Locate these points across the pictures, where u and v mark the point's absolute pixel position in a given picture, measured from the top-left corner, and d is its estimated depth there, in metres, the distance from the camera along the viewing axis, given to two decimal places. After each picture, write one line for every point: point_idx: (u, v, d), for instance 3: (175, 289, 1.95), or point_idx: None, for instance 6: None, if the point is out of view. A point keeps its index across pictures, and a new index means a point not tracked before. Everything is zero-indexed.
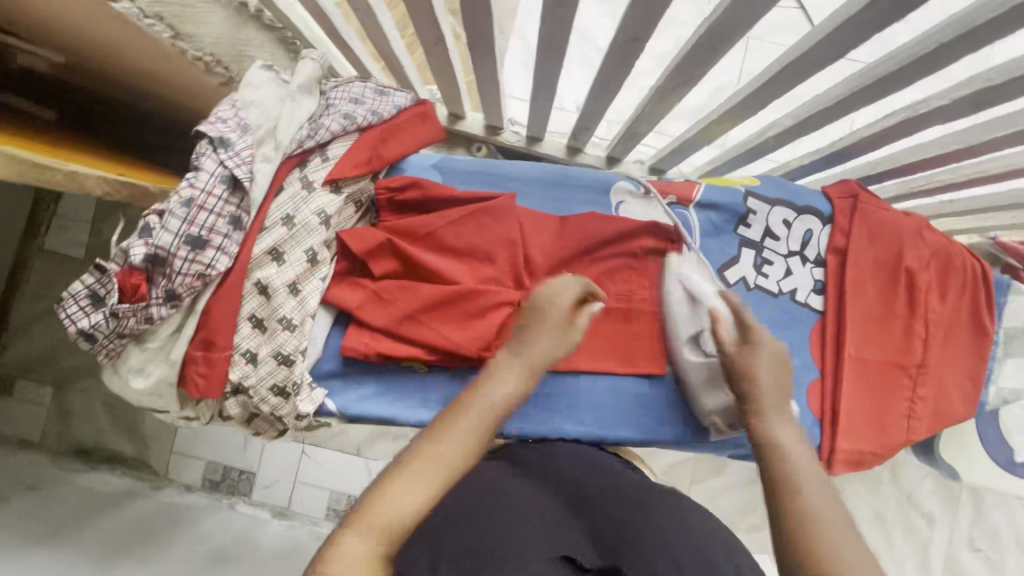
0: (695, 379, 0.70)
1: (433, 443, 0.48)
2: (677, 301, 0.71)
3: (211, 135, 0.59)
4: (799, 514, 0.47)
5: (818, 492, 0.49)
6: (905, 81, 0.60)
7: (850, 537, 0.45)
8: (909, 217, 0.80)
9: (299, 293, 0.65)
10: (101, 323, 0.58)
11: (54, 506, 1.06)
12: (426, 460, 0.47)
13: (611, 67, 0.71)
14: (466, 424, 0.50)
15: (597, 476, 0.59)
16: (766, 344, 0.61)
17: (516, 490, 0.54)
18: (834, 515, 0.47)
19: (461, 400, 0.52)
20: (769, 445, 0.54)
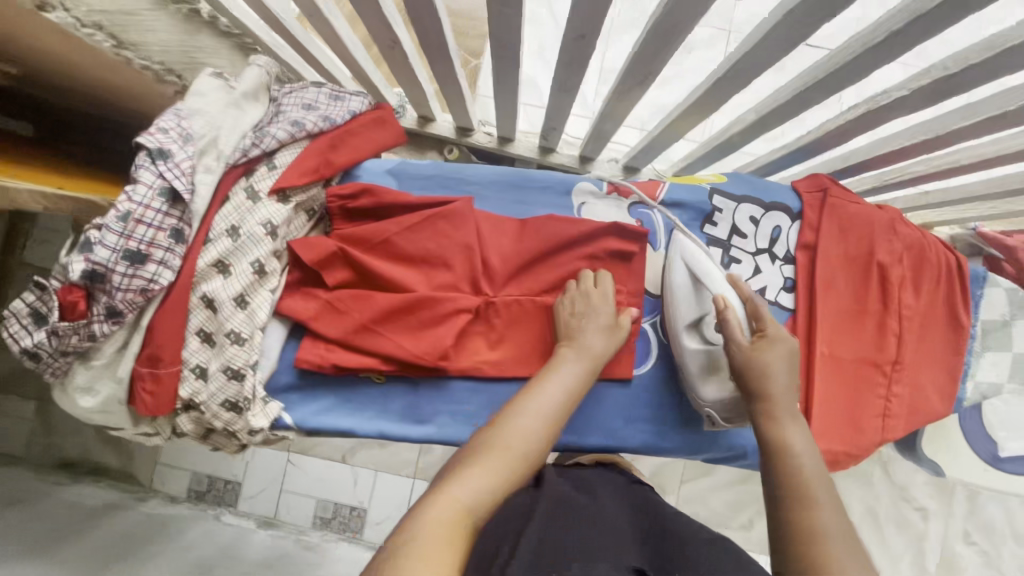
0: (693, 368, 0.69)
1: (504, 432, 0.53)
2: (679, 284, 0.69)
3: (149, 147, 0.57)
4: (803, 524, 0.49)
5: (827, 506, 0.50)
6: (861, 72, 0.58)
7: (854, 553, 0.46)
8: (881, 211, 0.78)
9: (247, 306, 0.63)
10: (43, 342, 0.57)
11: (34, 519, 1.05)
12: (498, 447, 0.51)
13: (566, 66, 0.70)
14: (532, 416, 0.55)
15: (629, 511, 0.57)
16: (778, 343, 0.62)
17: (570, 501, 0.54)
18: (838, 528, 0.49)
19: (524, 395, 0.58)
20: (778, 448, 0.57)
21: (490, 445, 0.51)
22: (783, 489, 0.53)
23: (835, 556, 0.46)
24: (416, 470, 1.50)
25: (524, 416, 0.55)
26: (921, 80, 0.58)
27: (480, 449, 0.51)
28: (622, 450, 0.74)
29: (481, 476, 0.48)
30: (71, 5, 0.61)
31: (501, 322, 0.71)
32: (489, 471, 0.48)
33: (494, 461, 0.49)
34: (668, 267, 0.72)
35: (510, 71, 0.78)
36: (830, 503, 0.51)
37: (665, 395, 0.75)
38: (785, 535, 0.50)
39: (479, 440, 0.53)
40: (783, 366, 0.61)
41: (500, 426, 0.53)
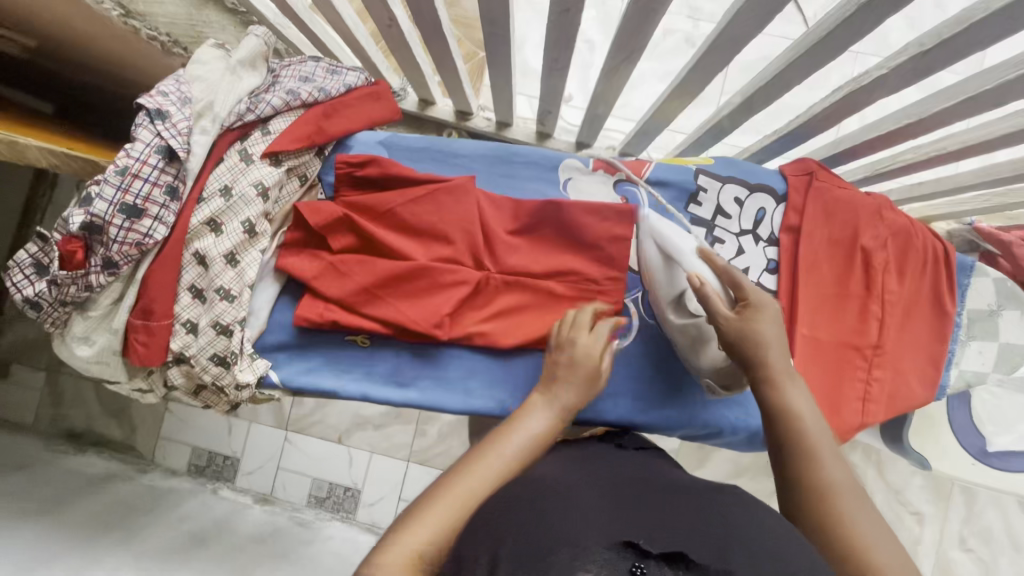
0: (685, 341, 0.69)
1: (467, 483, 0.48)
2: (653, 263, 0.68)
3: (148, 107, 0.60)
4: (814, 480, 0.55)
5: (831, 460, 0.56)
6: (840, 50, 0.59)
7: (862, 504, 0.53)
8: (868, 197, 0.78)
9: (237, 264, 0.65)
10: (44, 291, 0.60)
11: (35, 484, 1.08)
12: (457, 500, 0.47)
13: (554, 42, 0.71)
14: (500, 466, 0.50)
15: (636, 473, 0.55)
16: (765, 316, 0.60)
17: (558, 479, 0.49)
18: (846, 486, 0.54)
19: (494, 439, 0.53)
20: (781, 408, 0.59)
21: (448, 496, 0.47)
22: (789, 449, 0.58)
23: (844, 514, 0.52)
24: (411, 453, 1.51)
25: (491, 465, 0.50)
26: (899, 59, 0.59)
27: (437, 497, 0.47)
28: (599, 424, 0.75)
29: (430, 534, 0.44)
30: None
31: (489, 291, 0.72)
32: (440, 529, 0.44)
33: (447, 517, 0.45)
34: (643, 241, 0.69)
35: (503, 49, 0.79)
36: (833, 454, 0.56)
37: (644, 371, 0.76)
38: (799, 490, 0.55)
39: (438, 486, 0.48)
40: (772, 334, 0.60)
41: (463, 473, 0.49)
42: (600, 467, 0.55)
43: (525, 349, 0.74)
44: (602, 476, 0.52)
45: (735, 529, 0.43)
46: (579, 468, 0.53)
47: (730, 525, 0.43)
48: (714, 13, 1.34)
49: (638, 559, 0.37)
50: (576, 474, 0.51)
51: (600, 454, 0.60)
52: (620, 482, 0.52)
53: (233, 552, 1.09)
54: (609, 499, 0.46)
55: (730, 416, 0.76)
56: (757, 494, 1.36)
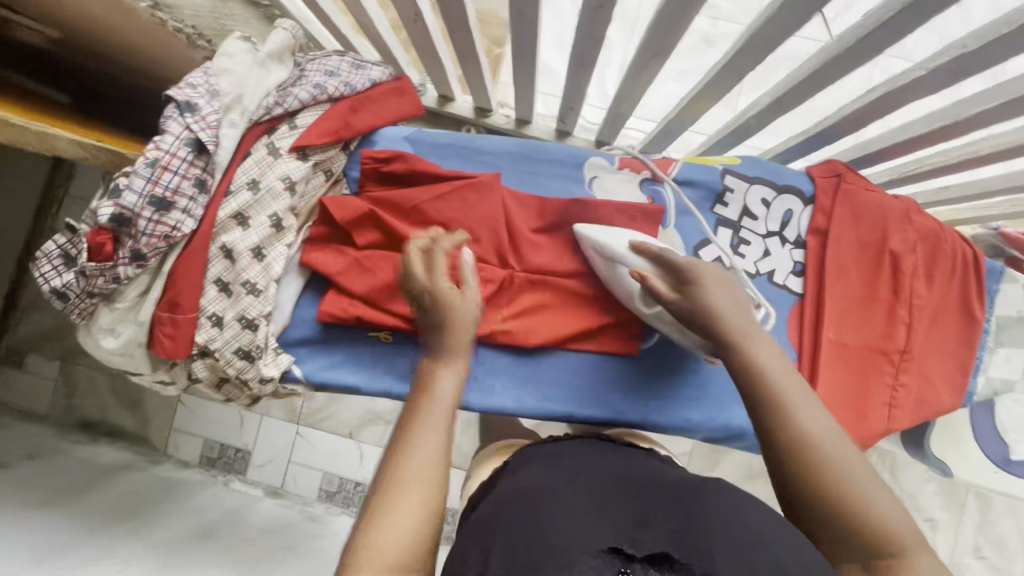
0: (665, 330, 0.64)
1: (404, 484, 0.42)
2: (604, 269, 0.68)
3: (178, 99, 0.60)
4: (797, 438, 0.48)
5: (806, 407, 0.49)
6: (878, 50, 0.58)
7: (851, 450, 0.47)
8: (896, 200, 0.77)
9: (264, 258, 0.65)
10: (72, 282, 0.60)
11: (50, 474, 1.09)
12: (404, 506, 0.41)
13: (583, 39, 0.70)
14: (431, 448, 0.44)
15: (627, 464, 0.57)
16: (711, 281, 0.55)
17: (546, 485, 0.51)
18: (825, 429, 0.48)
19: (410, 419, 0.46)
20: (751, 371, 0.51)
21: (392, 510, 0.41)
22: (760, 404, 0.50)
23: (840, 468, 0.46)
24: None
25: (419, 453, 0.44)
26: (939, 60, 0.58)
27: (377, 515, 0.41)
28: (621, 425, 0.74)
29: (397, 554, 0.39)
30: None
31: (514, 289, 0.72)
32: (406, 545, 0.40)
33: (405, 529, 0.40)
34: (592, 252, 0.69)
35: (529, 45, 0.79)
36: (806, 400, 0.50)
37: (668, 372, 0.75)
38: (779, 448, 0.48)
39: (375, 498, 0.42)
40: (724, 300, 0.54)
41: (394, 474, 0.43)
42: (590, 463, 0.57)
43: (548, 349, 0.74)
44: (591, 474, 0.54)
45: (728, 521, 0.43)
46: (565, 471, 0.55)
47: (722, 514, 0.44)
48: (736, 12, 1.33)
49: (625, 563, 0.40)
50: (562, 477, 0.53)
51: (590, 451, 0.62)
52: (610, 480, 0.54)
53: (244, 546, 1.09)
54: (598, 499, 0.49)
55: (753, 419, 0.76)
56: (768, 496, 1.35)
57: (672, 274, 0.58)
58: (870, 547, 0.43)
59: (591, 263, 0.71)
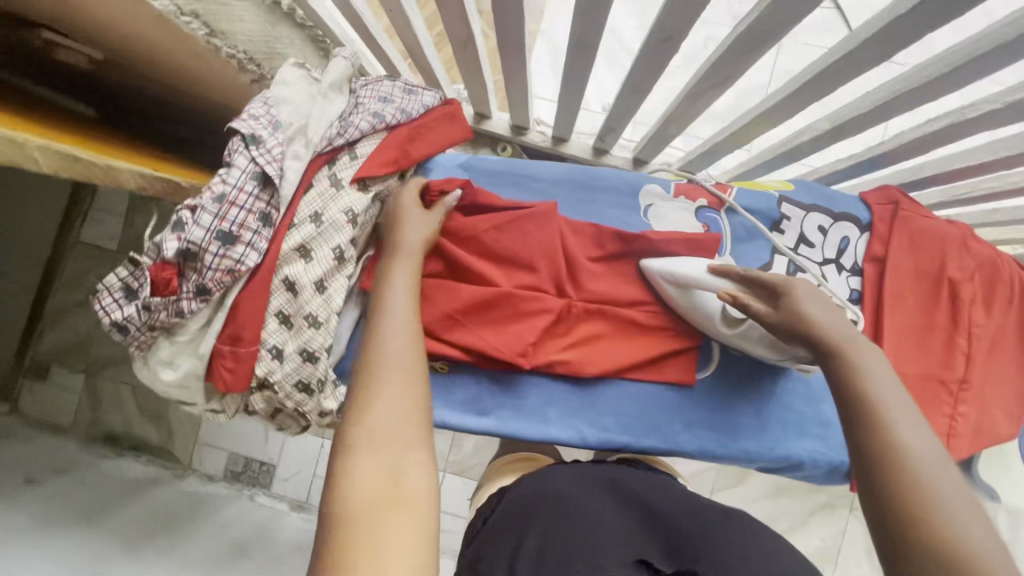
0: (753, 346, 0.65)
1: (388, 368, 0.48)
2: (681, 297, 0.68)
3: (243, 132, 0.59)
4: (886, 444, 0.47)
5: (908, 427, 0.48)
6: (956, 85, 0.58)
7: (947, 473, 0.44)
8: (953, 226, 0.76)
9: (325, 291, 0.65)
10: (134, 315, 0.59)
11: (80, 491, 1.08)
12: (393, 384, 0.47)
13: (644, 67, 0.70)
14: (401, 336, 0.51)
15: (646, 484, 0.60)
16: (797, 291, 0.57)
17: (571, 493, 0.55)
18: (925, 448, 0.46)
19: (377, 318, 0.53)
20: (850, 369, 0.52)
21: (381, 388, 0.46)
22: (856, 416, 0.50)
23: (928, 480, 0.44)
24: (448, 464, 1.38)
25: (389, 339, 0.51)
26: (1016, 94, 0.60)
27: (367, 395, 0.46)
28: (675, 454, 0.73)
29: (396, 417, 0.44)
30: None
31: (572, 318, 0.71)
32: (403, 411, 0.45)
33: (399, 399, 0.46)
34: (666, 281, 0.69)
35: (582, 71, 0.78)
36: (909, 422, 0.48)
37: (723, 403, 0.74)
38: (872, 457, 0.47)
39: (360, 386, 0.46)
40: (820, 310, 0.56)
41: (374, 360, 0.49)
42: (607, 480, 0.59)
43: (603, 379, 0.73)
44: (615, 491, 0.57)
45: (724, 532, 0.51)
46: (595, 483, 0.58)
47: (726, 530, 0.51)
48: None
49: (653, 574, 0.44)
50: (591, 488, 0.56)
51: (608, 466, 0.64)
52: (630, 501, 0.56)
53: (276, 564, 1.08)
54: (623, 517, 0.52)
55: (810, 449, 0.75)
56: (798, 513, 1.34)
57: (763, 290, 0.61)
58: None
59: (665, 297, 0.71)
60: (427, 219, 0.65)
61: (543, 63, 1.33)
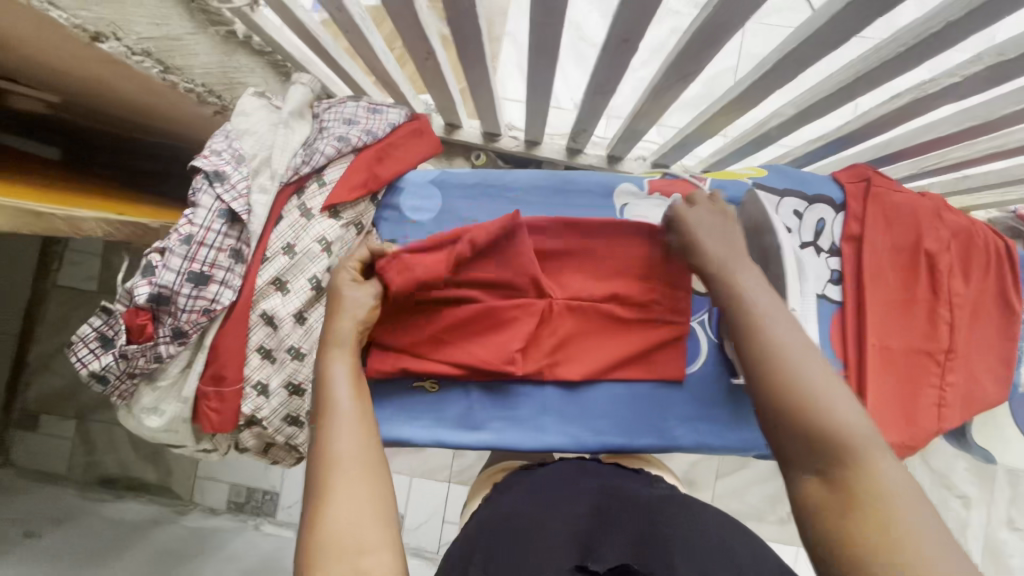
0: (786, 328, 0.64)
1: (335, 479, 0.47)
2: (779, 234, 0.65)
3: (206, 169, 0.59)
4: (763, 350, 0.49)
5: (781, 327, 0.50)
6: (912, 64, 0.59)
7: (814, 364, 0.47)
8: (925, 199, 0.77)
9: (305, 322, 0.64)
10: (112, 364, 0.59)
11: (80, 539, 1.06)
12: (344, 498, 0.46)
13: (606, 68, 0.70)
14: (345, 439, 0.50)
15: (616, 495, 0.58)
16: (694, 211, 0.62)
17: (527, 516, 0.54)
18: (795, 345, 0.48)
19: (321, 421, 0.51)
20: (730, 294, 0.54)
21: (332, 505, 0.45)
22: (740, 329, 0.52)
23: (801, 373, 0.46)
24: (452, 475, 1.37)
25: (334, 446, 0.49)
26: (974, 67, 0.61)
27: (319, 515, 0.45)
28: (671, 449, 0.73)
29: (354, 536, 0.44)
30: (122, 35, 0.61)
31: (556, 322, 0.71)
32: (358, 525, 0.45)
33: (354, 517, 0.45)
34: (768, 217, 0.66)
35: (546, 76, 0.78)
36: (780, 321, 0.50)
37: (716, 395, 0.74)
38: (729, 317, 0.53)
39: (311, 507, 0.46)
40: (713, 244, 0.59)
41: (322, 472, 0.48)
42: (574, 493, 0.59)
43: (594, 381, 0.73)
44: (573, 501, 0.57)
45: (687, 533, 0.50)
46: (555, 498, 0.58)
47: (683, 531, 0.50)
48: None
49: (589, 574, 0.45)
50: (548, 506, 0.56)
51: (570, 476, 0.63)
52: (590, 509, 0.56)
53: None
54: (579, 527, 0.52)
55: None
56: None
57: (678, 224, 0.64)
58: (817, 447, 0.43)
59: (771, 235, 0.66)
60: (364, 297, 0.61)
61: (511, 64, 1.33)
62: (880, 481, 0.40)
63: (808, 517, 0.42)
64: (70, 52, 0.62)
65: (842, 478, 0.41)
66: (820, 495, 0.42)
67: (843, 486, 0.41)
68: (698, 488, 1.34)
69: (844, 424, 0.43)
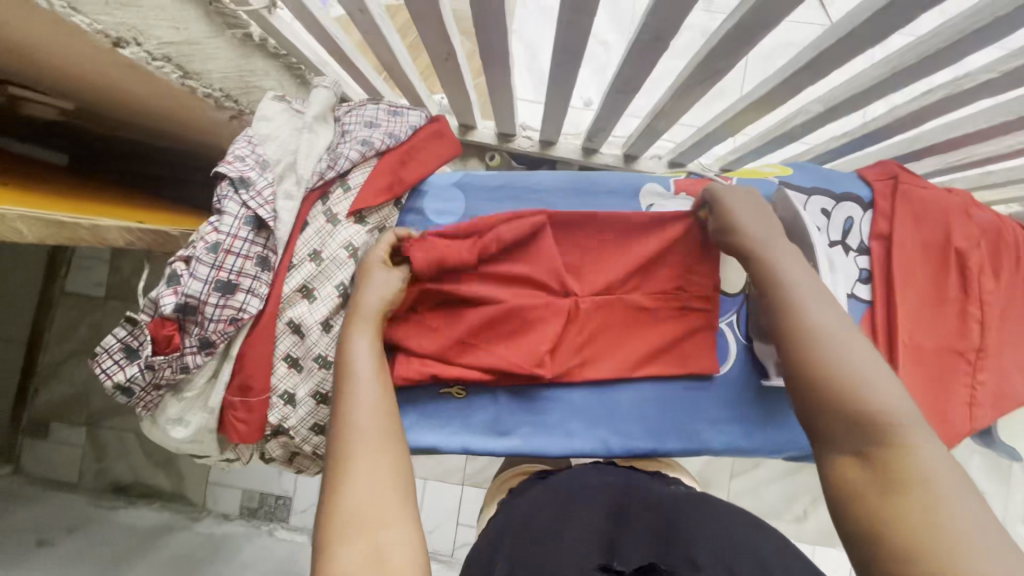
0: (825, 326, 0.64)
1: (356, 452, 0.46)
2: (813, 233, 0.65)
3: (231, 176, 0.58)
4: (800, 329, 0.49)
5: (818, 309, 0.50)
6: (950, 60, 0.58)
7: (854, 345, 0.46)
8: (954, 195, 0.76)
9: (332, 330, 0.63)
10: (137, 376, 0.57)
11: (97, 548, 1.05)
12: (365, 470, 0.45)
13: (632, 67, 0.69)
14: (366, 413, 0.49)
15: (632, 496, 0.57)
16: (734, 193, 0.62)
17: (546, 518, 0.53)
18: (833, 325, 0.48)
19: (342, 394, 0.51)
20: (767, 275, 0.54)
21: (350, 476, 0.45)
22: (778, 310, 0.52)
23: (837, 351, 0.46)
24: (466, 477, 1.36)
25: (354, 419, 0.49)
26: (1012, 63, 0.60)
27: (339, 487, 0.44)
28: (700, 452, 0.72)
29: (372, 510, 0.43)
30: (143, 40, 0.60)
31: (585, 324, 0.70)
32: (377, 498, 0.44)
33: (373, 490, 0.44)
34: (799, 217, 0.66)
35: (568, 76, 0.77)
36: (818, 302, 0.50)
37: (746, 397, 0.73)
38: (767, 296, 0.53)
39: (330, 480, 0.45)
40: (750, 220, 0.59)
41: (341, 445, 0.47)
42: (587, 488, 0.58)
43: (622, 384, 0.72)
44: (587, 497, 0.56)
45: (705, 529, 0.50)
46: (571, 496, 0.56)
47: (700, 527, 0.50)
48: None
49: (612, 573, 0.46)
50: (562, 503, 0.55)
51: (588, 474, 0.62)
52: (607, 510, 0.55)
53: None
54: (594, 524, 0.52)
55: None
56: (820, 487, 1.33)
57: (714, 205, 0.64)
58: (857, 426, 0.42)
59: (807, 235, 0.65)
60: (391, 277, 0.60)
61: (522, 62, 1.31)
62: (919, 461, 0.38)
63: (841, 500, 0.41)
64: (89, 59, 0.61)
65: (880, 459, 0.40)
66: (855, 475, 0.41)
67: (880, 465, 0.40)
68: (714, 488, 1.33)
69: (885, 404, 0.42)
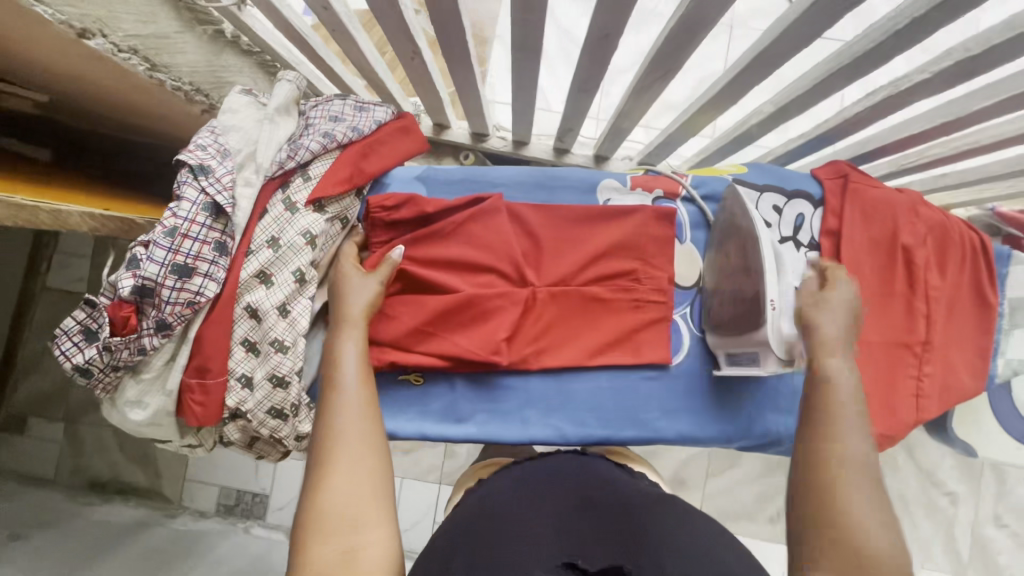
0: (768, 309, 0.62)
1: (336, 452, 0.48)
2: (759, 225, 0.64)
3: (191, 163, 0.60)
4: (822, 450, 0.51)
5: (849, 430, 0.52)
6: (882, 59, 0.60)
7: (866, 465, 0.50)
8: (902, 194, 0.79)
9: (289, 314, 0.65)
10: (95, 357, 0.58)
11: (69, 542, 1.05)
12: (344, 468, 0.47)
13: (588, 66, 0.71)
14: (350, 415, 0.51)
15: (600, 492, 0.56)
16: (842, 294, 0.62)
17: (510, 508, 0.51)
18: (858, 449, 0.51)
19: (328, 396, 0.53)
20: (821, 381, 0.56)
21: (332, 476, 0.47)
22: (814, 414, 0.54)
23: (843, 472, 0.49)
24: (443, 476, 1.36)
25: (338, 421, 0.50)
26: (942, 63, 0.62)
27: (319, 485, 0.46)
28: (653, 441, 0.74)
29: (349, 508, 0.45)
30: (109, 31, 0.62)
31: (541, 312, 0.72)
32: (355, 497, 0.46)
33: (352, 489, 0.46)
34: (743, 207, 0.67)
35: (531, 75, 0.79)
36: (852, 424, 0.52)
37: (699, 388, 0.75)
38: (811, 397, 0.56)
39: (312, 476, 0.47)
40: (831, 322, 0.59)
41: (326, 446, 0.49)
42: (555, 482, 0.57)
43: (577, 372, 0.73)
44: (555, 490, 0.55)
45: (679, 534, 0.46)
46: (536, 489, 0.55)
47: (671, 527, 0.47)
48: None
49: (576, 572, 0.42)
50: (525, 494, 0.54)
51: (560, 467, 0.61)
52: (576, 505, 0.53)
53: None
54: (561, 520, 0.49)
55: (787, 423, 0.75)
56: None
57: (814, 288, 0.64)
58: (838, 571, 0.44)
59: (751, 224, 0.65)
60: (369, 282, 0.63)
61: (500, 67, 1.34)
62: None
63: None
64: (57, 51, 0.63)
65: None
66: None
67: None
68: (689, 487, 1.34)
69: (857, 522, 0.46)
